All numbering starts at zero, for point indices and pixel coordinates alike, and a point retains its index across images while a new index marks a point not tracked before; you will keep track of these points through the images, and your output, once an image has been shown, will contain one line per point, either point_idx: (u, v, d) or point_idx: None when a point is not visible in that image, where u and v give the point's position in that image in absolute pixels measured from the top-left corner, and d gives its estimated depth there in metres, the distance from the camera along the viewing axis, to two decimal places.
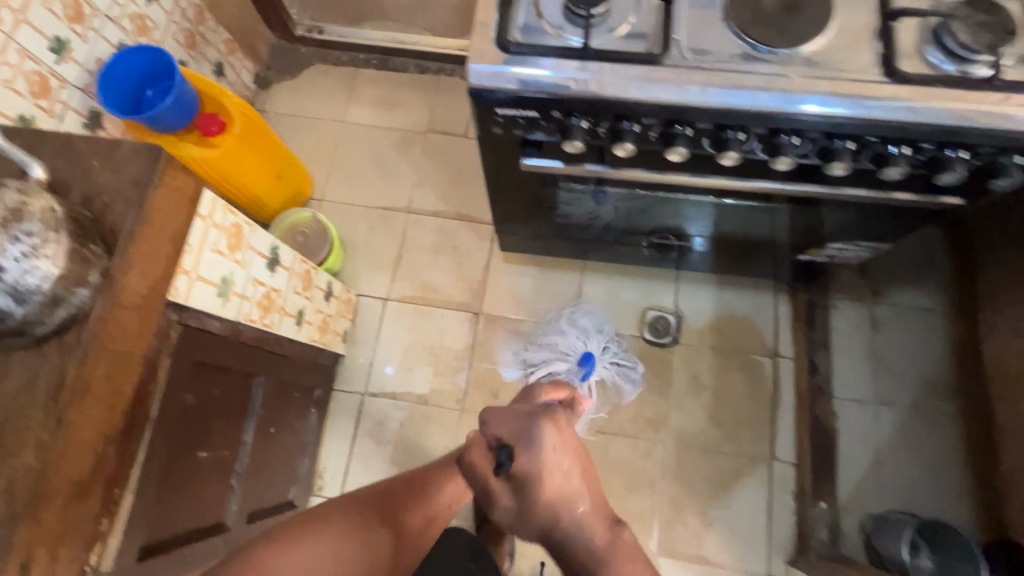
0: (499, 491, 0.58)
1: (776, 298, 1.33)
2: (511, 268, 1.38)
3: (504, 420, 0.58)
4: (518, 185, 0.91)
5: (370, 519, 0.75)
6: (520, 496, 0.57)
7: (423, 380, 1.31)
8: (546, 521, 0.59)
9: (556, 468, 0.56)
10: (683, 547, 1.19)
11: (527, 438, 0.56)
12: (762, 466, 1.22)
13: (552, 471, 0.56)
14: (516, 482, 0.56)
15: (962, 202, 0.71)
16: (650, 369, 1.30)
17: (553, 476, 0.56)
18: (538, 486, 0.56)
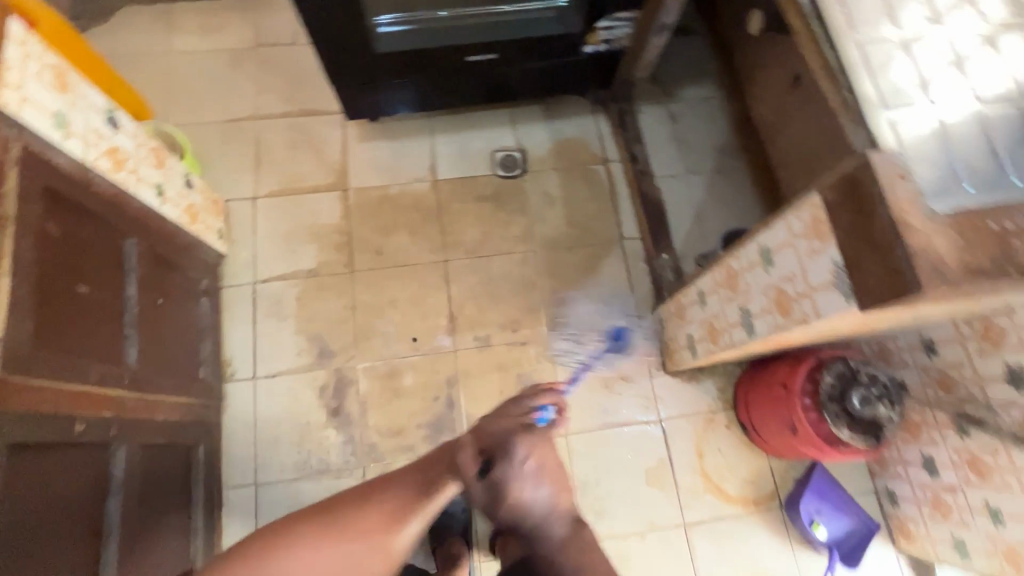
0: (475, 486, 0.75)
1: (595, 117, 1.57)
2: (367, 146, 1.50)
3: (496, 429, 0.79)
4: (325, 10, 1.05)
5: (380, 521, 0.75)
6: (490, 490, 0.74)
7: (309, 256, 1.40)
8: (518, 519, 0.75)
9: (531, 477, 0.73)
10: (569, 323, 1.38)
11: (512, 445, 0.75)
12: (615, 246, 1.45)
13: (535, 463, 0.74)
14: (490, 475, 0.74)
15: None
16: (509, 197, 1.48)
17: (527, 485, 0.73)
18: (508, 486, 0.73)
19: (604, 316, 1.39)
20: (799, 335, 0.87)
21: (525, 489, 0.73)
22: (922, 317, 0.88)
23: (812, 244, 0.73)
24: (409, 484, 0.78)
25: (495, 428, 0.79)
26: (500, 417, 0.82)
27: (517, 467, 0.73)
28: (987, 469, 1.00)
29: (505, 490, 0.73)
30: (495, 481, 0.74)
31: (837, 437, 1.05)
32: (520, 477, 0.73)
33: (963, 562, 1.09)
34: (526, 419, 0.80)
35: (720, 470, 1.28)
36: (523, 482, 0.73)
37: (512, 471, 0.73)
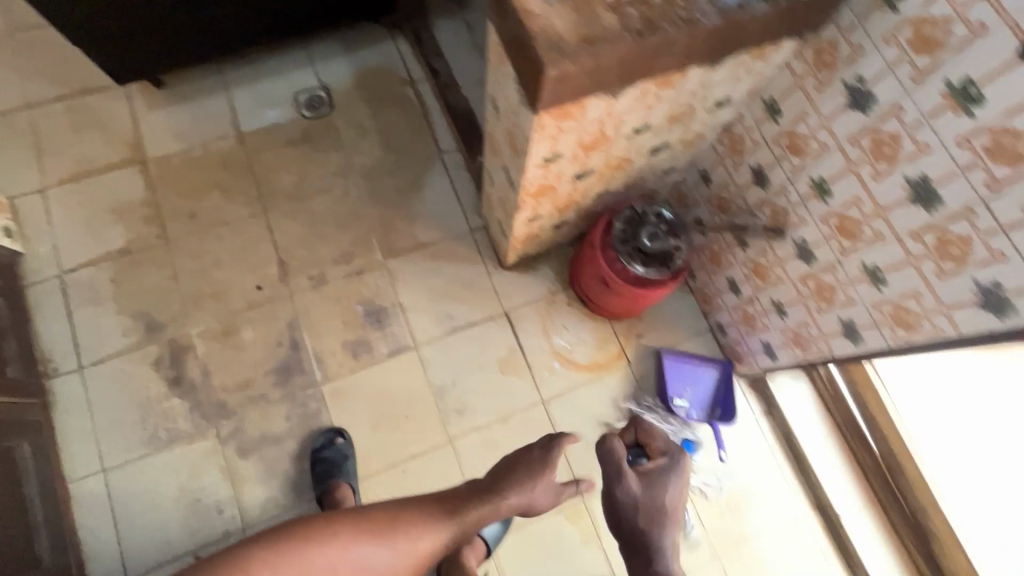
0: (631, 478, 0.89)
1: (395, 41, 1.56)
2: (160, 113, 1.44)
3: (654, 437, 1.00)
4: None
5: (426, 521, 0.84)
6: (648, 489, 0.89)
7: (117, 235, 1.33)
8: (643, 527, 0.85)
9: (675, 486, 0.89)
10: (402, 243, 1.39)
11: (665, 456, 0.94)
12: (436, 160, 1.47)
13: (673, 487, 0.89)
14: (648, 476, 0.91)
15: None
16: (320, 135, 1.46)
17: (674, 506, 0.87)
18: (656, 509, 0.86)
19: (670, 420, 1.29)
20: (549, 177, 0.92)
21: (671, 524, 0.86)
22: (657, 135, 0.94)
23: (504, 73, 0.76)
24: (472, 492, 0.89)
25: (655, 436, 1.01)
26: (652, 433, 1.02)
27: (657, 489, 0.89)
28: (765, 270, 1.09)
29: (652, 497, 0.88)
30: (651, 483, 0.89)
31: (637, 274, 1.12)
32: (670, 493, 0.88)
33: (774, 362, 1.20)
34: (659, 448, 0.98)
35: (569, 343, 1.35)
36: (668, 493, 0.88)
37: (657, 482, 0.90)
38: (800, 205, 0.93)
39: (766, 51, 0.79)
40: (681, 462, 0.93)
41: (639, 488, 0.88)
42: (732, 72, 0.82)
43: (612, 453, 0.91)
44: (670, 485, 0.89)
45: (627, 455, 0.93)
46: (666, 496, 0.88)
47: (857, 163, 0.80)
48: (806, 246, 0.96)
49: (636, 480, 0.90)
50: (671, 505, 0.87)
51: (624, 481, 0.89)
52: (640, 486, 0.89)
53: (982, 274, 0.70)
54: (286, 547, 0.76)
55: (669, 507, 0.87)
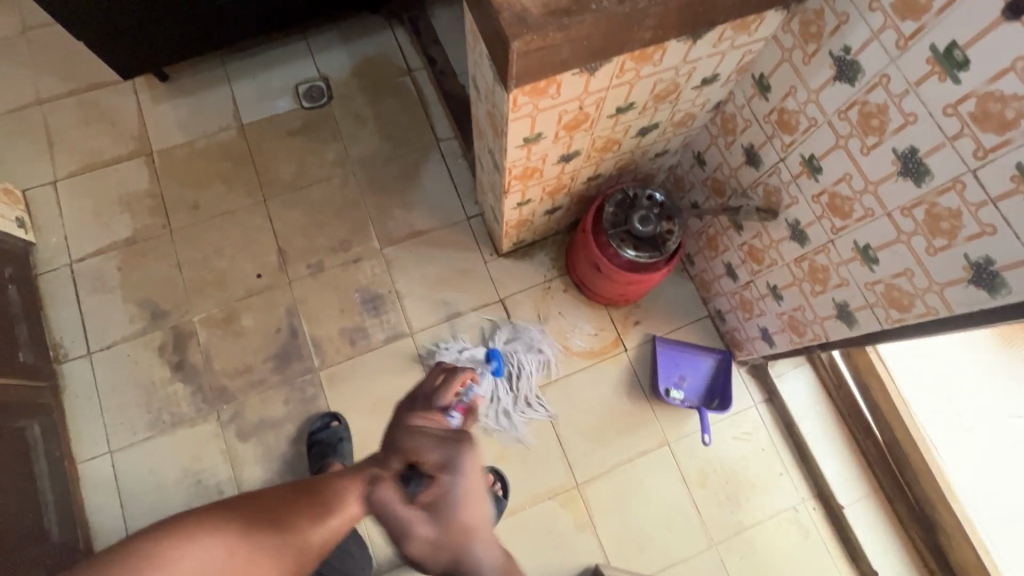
0: (416, 522, 0.54)
1: (393, 31, 1.56)
2: (164, 106, 1.47)
3: (421, 440, 0.57)
4: None
5: (289, 523, 0.63)
6: (432, 513, 0.54)
7: (124, 226, 1.37)
8: (453, 549, 0.53)
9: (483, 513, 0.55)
10: (398, 231, 1.40)
11: (448, 466, 0.55)
12: (433, 149, 1.47)
13: (470, 487, 0.55)
14: (418, 500, 0.54)
15: None
16: (319, 126, 1.48)
17: (472, 512, 0.54)
18: (450, 525, 0.53)
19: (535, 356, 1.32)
20: (533, 159, 0.91)
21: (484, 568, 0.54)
22: (644, 115, 0.92)
23: (480, 52, 0.76)
24: (320, 487, 0.65)
25: (410, 441, 0.58)
26: (418, 425, 0.59)
27: (438, 492, 0.54)
28: (760, 253, 1.06)
29: (442, 517, 0.53)
30: (429, 500, 0.54)
31: (629, 258, 1.10)
32: (449, 495, 0.54)
33: (772, 349, 1.17)
34: (443, 421, 0.60)
35: (564, 330, 1.34)
36: (465, 507, 0.54)
37: (444, 504, 0.54)
38: (792, 184, 0.91)
39: (751, 23, 0.77)
40: (463, 460, 0.56)
41: (430, 530, 0.53)
42: (718, 46, 0.80)
43: (384, 496, 0.57)
44: (461, 490, 0.54)
45: (396, 478, 0.58)
46: (455, 508, 0.54)
47: (846, 138, 0.77)
48: (799, 228, 0.93)
49: (415, 499, 0.55)
50: (476, 519, 0.54)
51: (415, 529, 0.54)
52: (431, 516, 0.54)
53: (974, 250, 0.67)
54: (162, 548, 0.58)
55: (472, 521, 0.54)
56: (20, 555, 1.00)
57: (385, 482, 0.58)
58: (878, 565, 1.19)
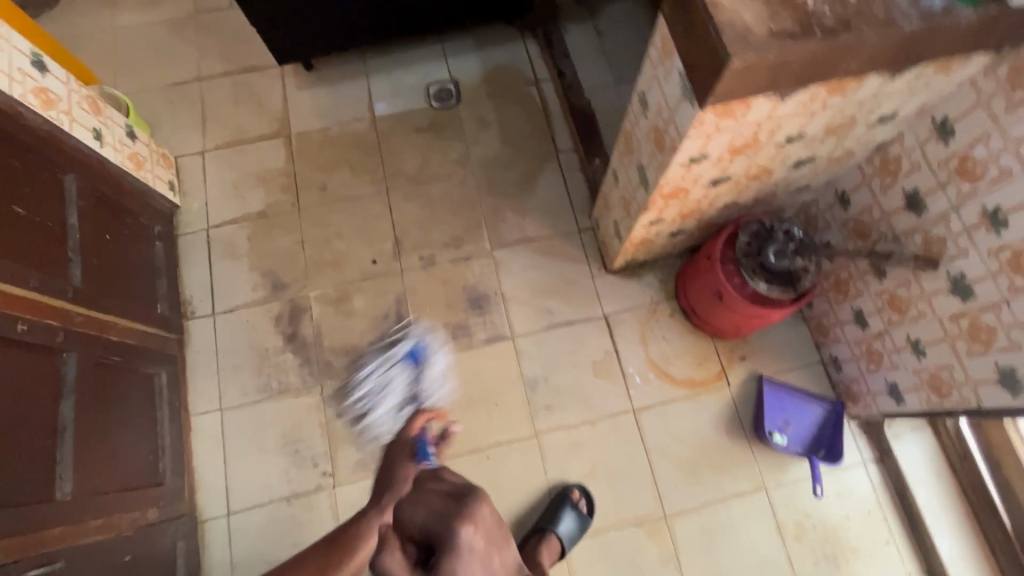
0: None
1: (525, 43, 1.61)
2: (306, 93, 1.57)
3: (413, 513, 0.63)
4: None
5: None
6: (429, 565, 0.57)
7: (258, 199, 1.47)
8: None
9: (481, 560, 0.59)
10: (510, 235, 1.43)
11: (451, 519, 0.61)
12: (551, 159, 1.49)
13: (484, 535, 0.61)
14: (409, 561, 0.60)
15: None
16: (445, 126, 1.54)
17: (481, 571, 0.59)
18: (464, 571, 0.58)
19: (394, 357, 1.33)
20: (687, 179, 0.91)
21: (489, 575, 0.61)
22: (808, 147, 0.90)
23: (665, 67, 0.77)
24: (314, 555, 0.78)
25: (405, 513, 0.64)
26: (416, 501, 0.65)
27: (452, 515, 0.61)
28: (904, 303, 1.01)
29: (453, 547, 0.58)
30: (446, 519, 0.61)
31: (759, 291, 1.07)
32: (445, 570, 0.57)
33: (899, 406, 1.10)
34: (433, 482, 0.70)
35: (665, 356, 1.31)
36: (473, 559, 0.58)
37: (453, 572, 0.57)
38: (964, 235, 0.86)
39: (955, 64, 0.74)
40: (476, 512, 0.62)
41: None
42: (912, 84, 0.77)
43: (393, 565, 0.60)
44: (470, 540, 0.59)
45: (399, 549, 0.62)
46: (465, 556, 0.58)
47: None
48: (964, 282, 0.88)
49: (424, 543, 0.61)
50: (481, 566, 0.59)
51: None
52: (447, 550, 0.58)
53: None
54: None
55: (482, 561, 0.60)
56: (139, 494, 1.07)
57: (399, 544, 0.62)
58: None
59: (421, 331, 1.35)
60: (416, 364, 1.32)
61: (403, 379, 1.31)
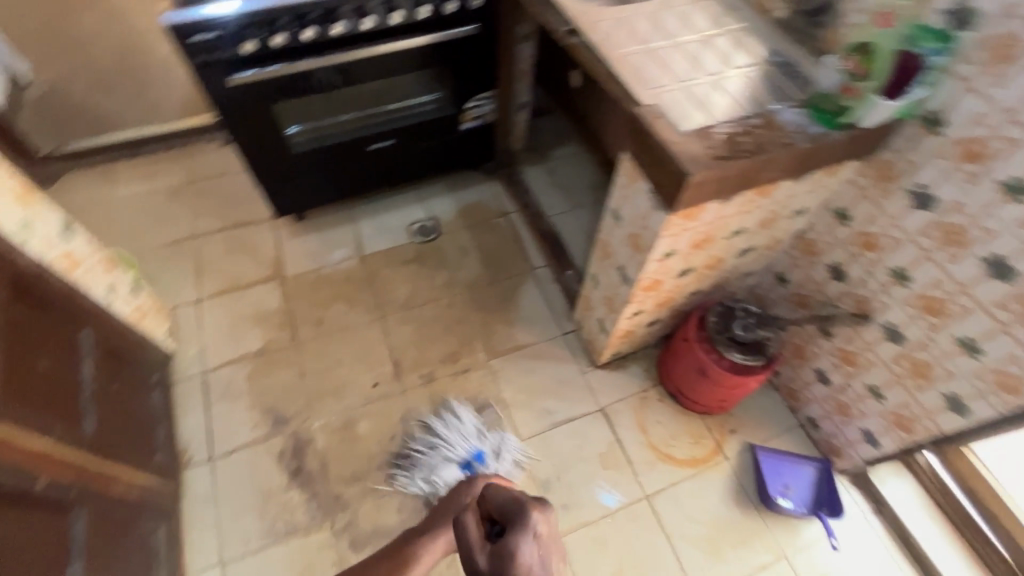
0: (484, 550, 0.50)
1: (491, 185, 1.90)
2: (298, 239, 1.72)
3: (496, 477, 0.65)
4: (242, 111, 1.32)
5: None
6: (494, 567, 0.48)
7: (255, 338, 1.52)
8: None
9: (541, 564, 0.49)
10: (502, 344, 1.55)
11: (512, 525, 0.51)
12: (528, 275, 1.68)
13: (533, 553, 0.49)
14: (502, 541, 0.50)
15: (479, 27, 1.38)
16: (430, 256, 1.71)
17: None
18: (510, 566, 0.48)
19: (459, 433, 1.38)
20: (661, 272, 1.10)
21: None
22: (748, 238, 1.13)
23: (635, 186, 0.99)
24: None
25: (500, 494, 0.55)
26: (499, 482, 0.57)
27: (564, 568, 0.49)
28: (854, 356, 1.19)
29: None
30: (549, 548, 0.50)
31: (737, 361, 1.23)
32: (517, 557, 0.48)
33: (877, 450, 1.23)
34: None
35: (664, 437, 1.40)
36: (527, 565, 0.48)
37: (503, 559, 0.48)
38: (882, 292, 1.08)
39: (837, 169, 1.01)
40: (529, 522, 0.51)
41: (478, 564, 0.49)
42: (812, 185, 1.03)
43: (463, 524, 0.52)
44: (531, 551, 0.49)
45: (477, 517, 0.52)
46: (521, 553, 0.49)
47: (932, 250, 0.96)
48: (894, 328, 1.08)
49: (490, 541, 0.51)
50: (536, 566, 0.49)
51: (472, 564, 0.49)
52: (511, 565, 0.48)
53: None
54: None
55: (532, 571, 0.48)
56: None
57: (510, 499, 0.53)
58: None
59: (465, 435, 1.38)
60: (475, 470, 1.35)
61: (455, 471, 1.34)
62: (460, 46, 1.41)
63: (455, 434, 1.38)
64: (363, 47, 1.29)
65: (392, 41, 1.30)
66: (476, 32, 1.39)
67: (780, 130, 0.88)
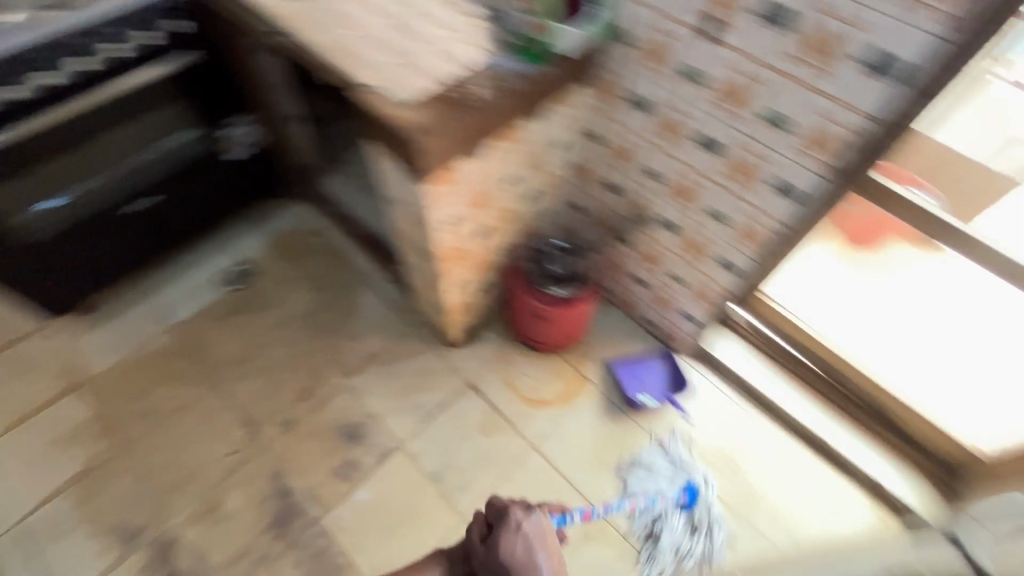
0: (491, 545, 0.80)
1: (294, 206, 1.79)
2: (89, 335, 1.51)
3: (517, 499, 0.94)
4: None
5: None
6: (486, 551, 0.80)
7: (71, 461, 1.32)
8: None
9: (522, 543, 0.79)
10: (353, 360, 1.51)
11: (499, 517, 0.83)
12: (361, 283, 1.64)
13: (519, 542, 0.80)
14: (491, 538, 0.81)
15: (199, 54, 1.26)
16: (250, 301, 1.60)
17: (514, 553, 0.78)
18: (498, 555, 0.79)
19: (662, 491, 1.34)
20: (457, 239, 1.13)
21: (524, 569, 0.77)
22: (525, 182, 1.20)
23: (392, 168, 1.00)
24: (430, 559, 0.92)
25: (497, 503, 0.86)
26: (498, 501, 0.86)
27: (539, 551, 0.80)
28: (651, 254, 1.34)
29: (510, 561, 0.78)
30: (533, 537, 0.81)
31: (563, 296, 1.32)
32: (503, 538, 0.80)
33: (698, 325, 1.40)
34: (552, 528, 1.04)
35: (531, 386, 1.48)
36: (511, 544, 0.79)
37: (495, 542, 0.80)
38: (647, 193, 1.21)
39: (568, 98, 1.10)
40: (512, 517, 0.82)
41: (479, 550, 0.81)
42: (556, 119, 1.11)
43: (471, 531, 0.85)
44: (514, 540, 0.80)
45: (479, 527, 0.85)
46: (511, 547, 0.79)
47: (664, 146, 1.09)
48: (666, 220, 1.22)
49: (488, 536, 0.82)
50: (518, 547, 0.79)
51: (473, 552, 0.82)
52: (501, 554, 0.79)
53: (773, 180, 0.97)
54: None
55: (512, 552, 0.79)
56: None
57: (500, 510, 0.84)
58: (872, 473, 1.36)
59: (669, 480, 1.36)
60: (693, 510, 1.32)
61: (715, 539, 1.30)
62: (186, 76, 1.27)
63: (667, 476, 1.36)
64: (62, 106, 1.10)
65: (107, 87, 1.14)
66: (198, 59, 1.27)
67: (495, 77, 0.93)
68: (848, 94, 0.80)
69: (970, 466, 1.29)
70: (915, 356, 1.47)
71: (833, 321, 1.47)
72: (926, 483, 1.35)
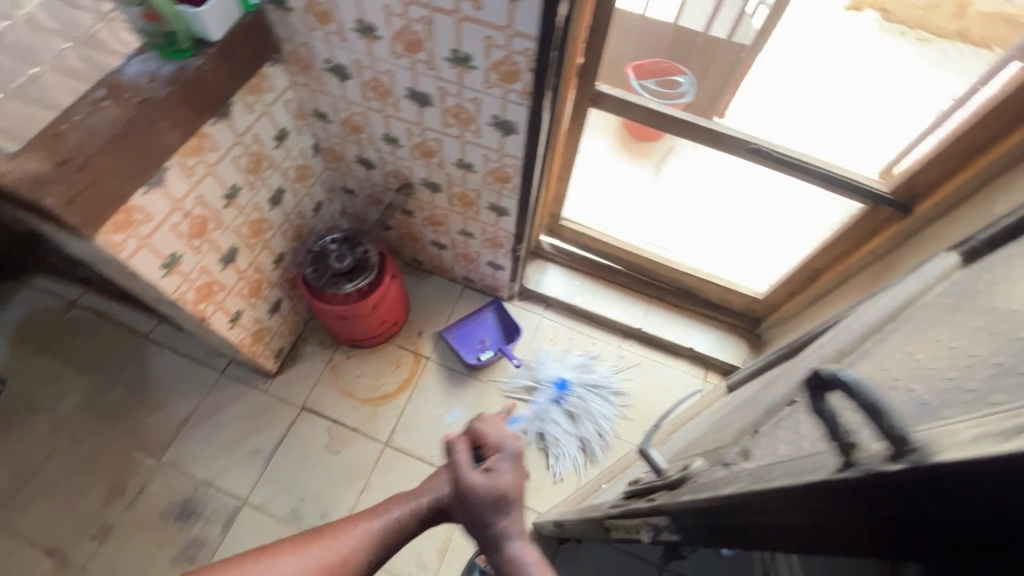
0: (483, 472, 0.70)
1: (28, 281, 1.46)
2: None
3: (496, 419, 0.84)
4: None
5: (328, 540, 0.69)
6: (484, 477, 0.70)
7: None
8: (492, 515, 0.68)
9: (513, 476, 0.71)
10: (164, 431, 1.33)
11: (498, 446, 0.74)
12: (146, 344, 1.41)
13: (511, 472, 0.71)
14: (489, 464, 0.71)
15: None
16: (9, 413, 1.32)
17: (510, 486, 0.70)
18: (493, 488, 0.69)
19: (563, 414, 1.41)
20: (195, 279, 0.99)
21: (512, 507, 0.68)
22: (258, 188, 1.06)
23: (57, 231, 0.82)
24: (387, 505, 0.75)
25: (493, 428, 0.76)
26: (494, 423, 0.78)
27: (522, 482, 0.72)
28: (435, 217, 1.28)
29: (494, 493, 0.69)
30: (518, 465, 0.72)
31: (364, 286, 1.24)
32: (499, 468, 0.71)
33: (508, 270, 1.40)
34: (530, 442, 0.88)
35: (370, 385, 1.41)
36: (506, 474, 0.71)
37: (495, 471, 0.71)
38: (398, 160, 1.13)
39: (261, 83, 0.96)
40: (506, 446, 0.74)
41: (473, 476, 0.71)
42: (255, 110, 0.97)
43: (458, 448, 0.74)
44: (508, 470, 0.71)
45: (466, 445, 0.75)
46: (503, 474, 0.71)
47: (383, 109, 1.00)
48: (428, 181, 1.16)
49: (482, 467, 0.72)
50: (513, 481, 0.70)
51: (465, 472, 0.71)
52: (478, 484, 0.69)
53: (488, 119, 0.92)
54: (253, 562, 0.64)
55: (510, 485, 0.70)
56: None
57: (495, 438, 0.75)
58: (691, 346, 1.50)
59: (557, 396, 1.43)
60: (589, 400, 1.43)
61: (608, 409, 1.42)
62: None
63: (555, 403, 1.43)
64: None
65: None
66: None
67: (130, 89, 0.77)
68: (504, 18, 0.73)
69: (760, 310, 1.47)
70: (736, 237, 1.45)
71: (639, 226, 1.50)
72: (736, 336, 1.51)
